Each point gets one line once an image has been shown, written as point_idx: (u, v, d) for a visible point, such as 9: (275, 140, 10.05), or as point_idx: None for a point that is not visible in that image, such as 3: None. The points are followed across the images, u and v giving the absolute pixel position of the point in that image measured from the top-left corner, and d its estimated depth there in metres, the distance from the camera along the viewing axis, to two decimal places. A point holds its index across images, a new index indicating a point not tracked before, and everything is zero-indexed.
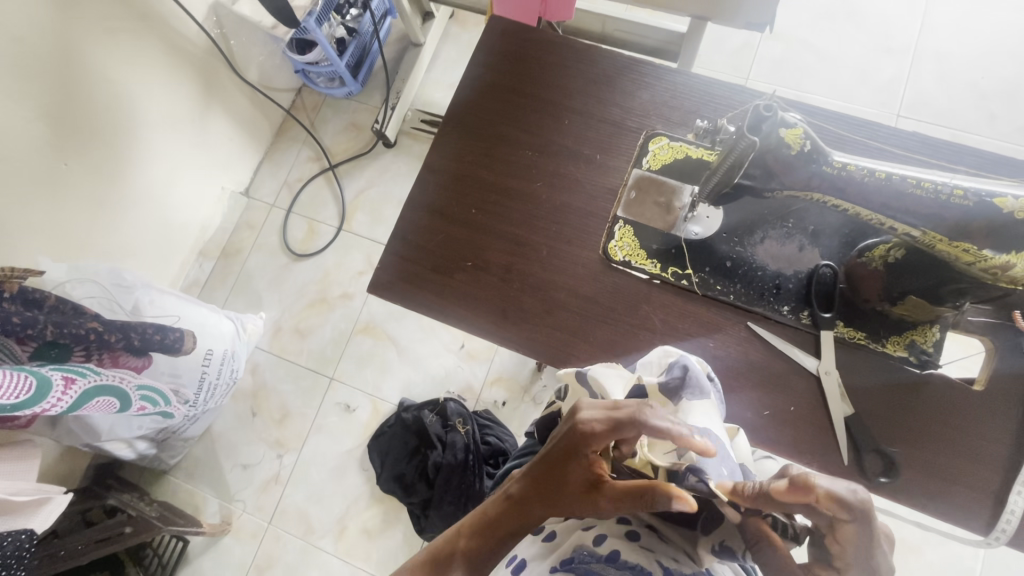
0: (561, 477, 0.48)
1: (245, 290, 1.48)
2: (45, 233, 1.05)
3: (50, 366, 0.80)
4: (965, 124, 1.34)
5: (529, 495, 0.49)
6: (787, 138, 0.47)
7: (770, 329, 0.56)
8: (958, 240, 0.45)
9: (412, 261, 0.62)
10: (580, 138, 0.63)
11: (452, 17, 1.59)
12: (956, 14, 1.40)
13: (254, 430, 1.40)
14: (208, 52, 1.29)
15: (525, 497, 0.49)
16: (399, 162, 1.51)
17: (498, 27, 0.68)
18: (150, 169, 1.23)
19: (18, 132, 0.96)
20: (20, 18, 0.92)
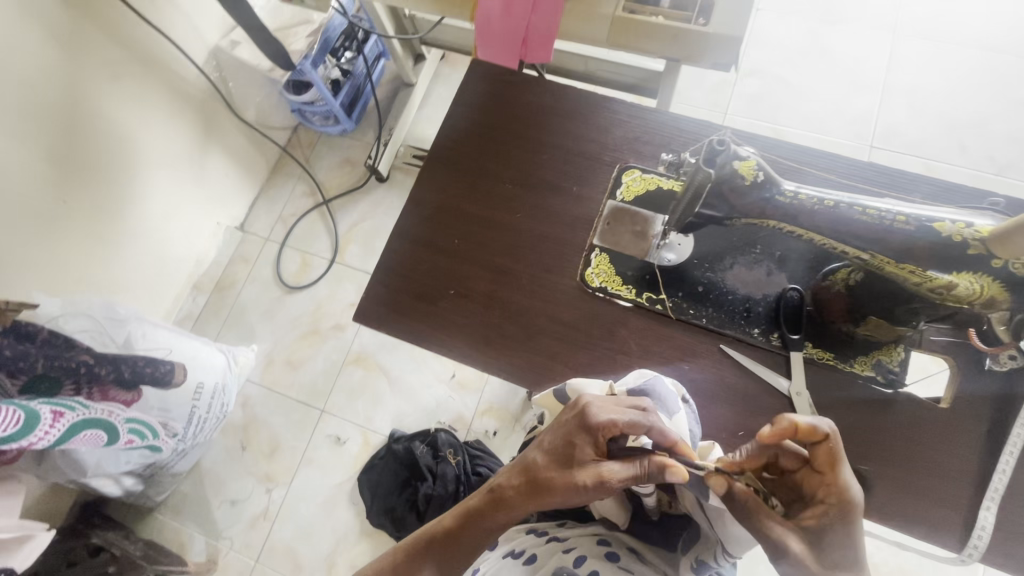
0: (570, 458, 0.50)
1: (238, 322, 1.49)
2: (40, 268, 1.07)
3: (40, 401, 0.81)
4: (935, 154, 1.40)
5: (535, 476, 0.51)
6: (741, 170, 0.50)
7: (743, 351, 0.58)
8: (904, 261, 0.48)
9: (398, 290, 0.64)
10: (556, 171, 0.67)
11: (442, 59, 1.66)
12: (921, 51, 1.47)
13: (243, 464, 1.38)
14: (207, 93, 1.34)
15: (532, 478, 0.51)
16: (392, 196, 1.55)
17: (480, 69, 0.72)
18: (148, 206, 1.26)
19: (19, 171, 0.99)
20: (28, 65, 0.96)
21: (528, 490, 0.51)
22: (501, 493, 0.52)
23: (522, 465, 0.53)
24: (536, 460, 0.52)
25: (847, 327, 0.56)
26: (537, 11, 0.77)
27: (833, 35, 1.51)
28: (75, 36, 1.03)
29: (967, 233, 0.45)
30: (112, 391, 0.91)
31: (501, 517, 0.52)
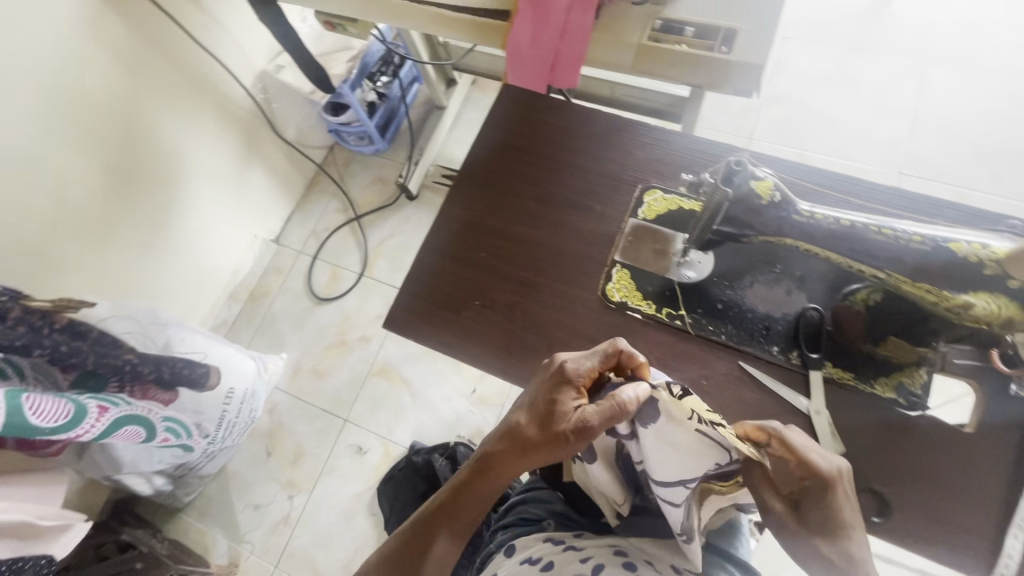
0: (549, 407, 0.53)
1: (270, 331, 1.55)
2: (93, 273, 1.14)
3: (87, 395, 0.86)
4: (967, 182, 1.38)
5: (519, 428, 0.53)
6: (758, 189, 0.52)
7: (760, 368, 0.59)
8: (920, 280, 0.50)
9: (425, 299, 0.67)
10: (581, 190, 0.69)
11: (473, 83, 1.73)
12: (952, 79, 1.47)
13: (267, 470, 1.42)
14: (252, 113, 1.43)
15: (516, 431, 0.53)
16: (420, 214, 1.60)
17: (509, 93, 0.76)
18: (193, 217, 1.34)
19: (79, 182, 1.07)
20: (94, 84, 1.05)
21: (514, 443, 0.53)
22: (490, 451, 0.55)
23: (507, 422, 0.55)
24: (518, 415, 0.55)
25: (867, 347, 0.57)
26: (565, 39, 0.81)
27: (861, 62, 1.52)
28: (137, 60, 1.11)
29: (983, 254, 0.47)
30: (152, 391, 0.96)
31: (495, 475, 0.55)
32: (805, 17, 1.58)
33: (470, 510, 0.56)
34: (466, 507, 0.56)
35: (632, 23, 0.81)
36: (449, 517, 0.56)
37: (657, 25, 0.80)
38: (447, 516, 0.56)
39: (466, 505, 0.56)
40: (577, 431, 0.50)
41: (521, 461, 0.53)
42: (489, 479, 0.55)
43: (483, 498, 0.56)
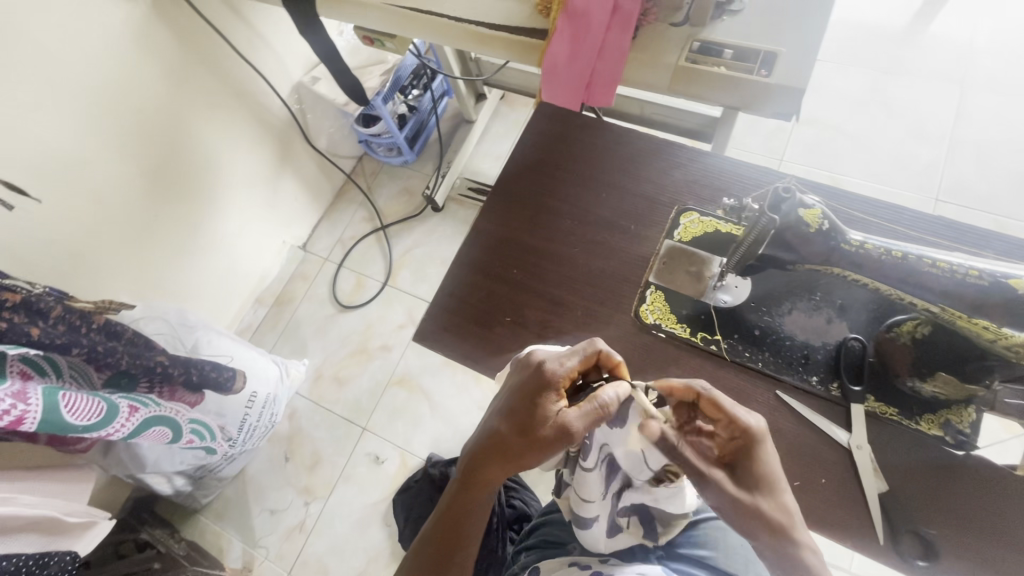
0: (530, 413, 0.52)
1: (293, 336, 1.57)
2: (128, 273, 1.17)
3: (118, 394, 0.88)
4: (1008, 210, 1.34)
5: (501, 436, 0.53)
6: (806, 217, 0.51)
7: (799, 398, 0.57)
8: (976, 316, 0.50)
9: (455, 314, 0.67)
10: (616, 209, 0.69)
11: (502, 98, 1.75)
12: (992, 105, 1.43)
13: (285, 475, 1.43)
14: (286, 123, 1.46)
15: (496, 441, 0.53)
16: (446, 225, 1.62)
17: (545, 111, 0.77)
18: (225, 222, 1.37)
19: (121, 185, 1.10)
20: (140, 92, 1.08)
21: (497, 452, 0.53)
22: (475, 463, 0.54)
23: (488, 431, 0.54)
24: (497, 422, 0.54)
25: (912, 383, 0.55)
26: (602, 59, 0.81)
27: (896, 86, 1.49)
28: (183, 69, 1.15)
29: None
30: (179, 392, 0.98)
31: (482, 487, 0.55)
32: (839, 39, 1.56)
33: (465, 524, 0.56)
34: (461, 520, 0.56)
35: (670, 44, 0.81)
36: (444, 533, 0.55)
37: (694, 47, 0.80)
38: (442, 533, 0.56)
39: (461, 519, 0.56)
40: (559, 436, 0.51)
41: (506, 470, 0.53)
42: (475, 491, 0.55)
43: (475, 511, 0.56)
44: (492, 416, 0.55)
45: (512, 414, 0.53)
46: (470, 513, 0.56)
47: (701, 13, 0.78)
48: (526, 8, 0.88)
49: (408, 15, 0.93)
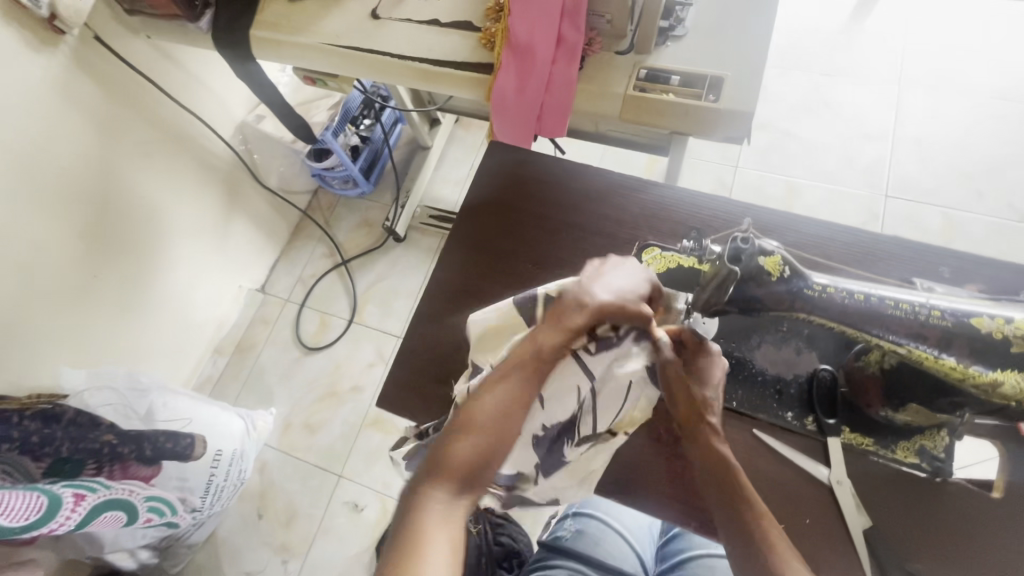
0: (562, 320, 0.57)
1: (258, 385, 1.50)
2: (67, 342, 1.08)
3: (61, 483, 0.81)
4: (954, 202, 1.39)
5: (541, 351, 0.56)
6: (766, 265, 0.50)
7: (777, 436, 0.56)
8: (943, 356, 0.47)
9: (419, 374, 0.65)
10: (577, 250, 0.68)
11: (457, 121, 1.73)
12: (931, 100, 1.48)
13: (260, 533, 1.36)
14: (232, 164, 1.40)
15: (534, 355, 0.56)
16: (409, 256, 1.58)
17: (497, 149, 0.75)
18: (173, 274, 1.29)
19: (55, 251, 1.03)
20: (66, 150, 1.01)
21: (529, 364, 0.56)
22: (505, 380, 0.55)
23: (523, 347, 0.57)
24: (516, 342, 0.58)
25: (885, 413, 0.54)
26: (551, 91, 0.80)
27: (839, 87, 1.53)
28: (113, 123, 1.08)
29: (1009, 330, 0.45)
30: (133, 468, 0.91)
31: (500, 406, 0.54)
32: (781, 45, 1.60)
33: (466, 451, 0.52)
34: (460, 450, 0.52)
35: (617, 73, 0.80)
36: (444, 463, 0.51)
37: (642, 75, 0.79)
38: (437, 460, 0.52)
39: (458, 448, 0.52)
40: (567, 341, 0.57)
41: (538, 383, 0.56)
42: (497, 408, 0.54)
43: (498, 439, 0.53)
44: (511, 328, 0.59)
45: (555, 322, 0.57)
46: (489, 439, 0.53)
47: (646, 40, 0.78)
48: (469, 41, 0.86)
49: (347, 54, 0.89)
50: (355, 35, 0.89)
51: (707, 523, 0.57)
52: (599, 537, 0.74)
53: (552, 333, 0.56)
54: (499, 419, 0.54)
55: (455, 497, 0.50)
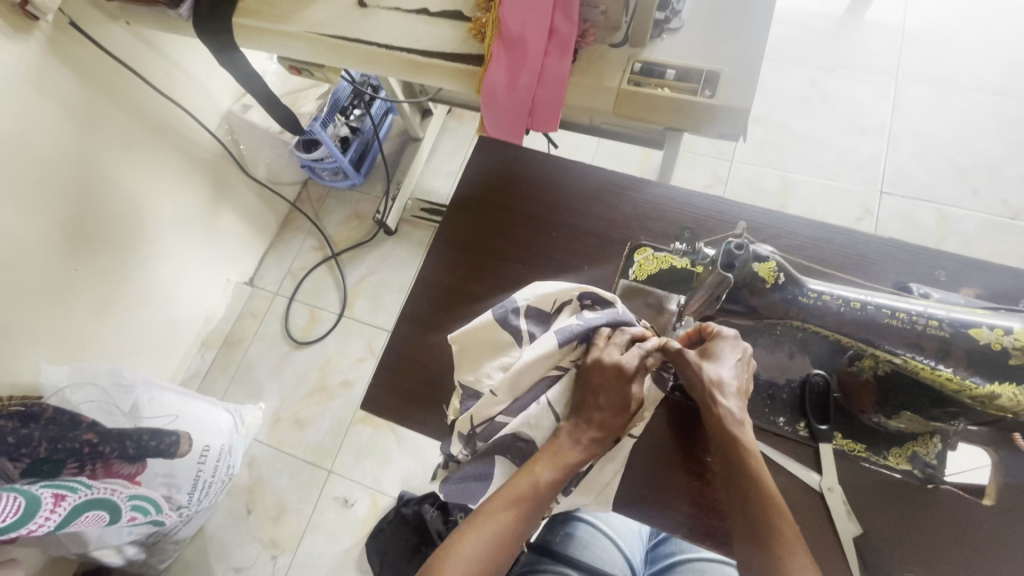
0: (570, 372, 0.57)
1: (246, 380, 1.48)
2: (48, 338, 1.06)
3: (40, 484, 0.79)
4: (948, 198, 1.39)
5: (538, 487, 0.51)
6: (760, 272, 0.49)
7: (768, 442, 0.56)
8: (940, 367, 0.47)
9: (407, 377, 0.64)
10: (568, 250, 0.67)
11: (449, 112, 1.70)
12: (926, 95, 1.47)
13: (248, 528, 1.35)
14: (219, 155, 1.36)
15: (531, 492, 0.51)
16: (400, 249, 1.56)
17: (487, 146, 0.73)
18: (157, 268, 1.27)
19: (33, 245, 1.00)
20: (43, 140, 0.98)
21: (524, 502, 0.50)
22: (499, 513, 0.50)
23: (519, 480, 0.52)
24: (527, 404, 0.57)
25: (878, 419, 0.54)
26: (542, 84, 0.78)
27: (835, 81, 1.52)
28: (90, 112, 1.05)
29: (1007, 341, 0.44)
30: (116, 466, 0.90)
31: (493, 535, 0.49)
32: (778, 37, 1.58)
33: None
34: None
35: (610, 66, 0.78)
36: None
37: (636, 68, 0.77)
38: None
39: (446, 574, 0.47)
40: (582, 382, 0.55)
41: (532, 518, 0.50)
42: (491, 539, 0.49)
43: (489, 568, 0.48)
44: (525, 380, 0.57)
45: (571, 429, 0.54)
46: (481, 565, 0.48)
47: (641, 33, 0.76)
48: (459, 32, 0.83)
49: (333, 44, 0.86)
50: (340, 25, 0.86)
51: (700, 532, 0.57)
52: (590, 542, 0.73)
53: (548, 468, 0.52)
54: (491, 550, 0.49)
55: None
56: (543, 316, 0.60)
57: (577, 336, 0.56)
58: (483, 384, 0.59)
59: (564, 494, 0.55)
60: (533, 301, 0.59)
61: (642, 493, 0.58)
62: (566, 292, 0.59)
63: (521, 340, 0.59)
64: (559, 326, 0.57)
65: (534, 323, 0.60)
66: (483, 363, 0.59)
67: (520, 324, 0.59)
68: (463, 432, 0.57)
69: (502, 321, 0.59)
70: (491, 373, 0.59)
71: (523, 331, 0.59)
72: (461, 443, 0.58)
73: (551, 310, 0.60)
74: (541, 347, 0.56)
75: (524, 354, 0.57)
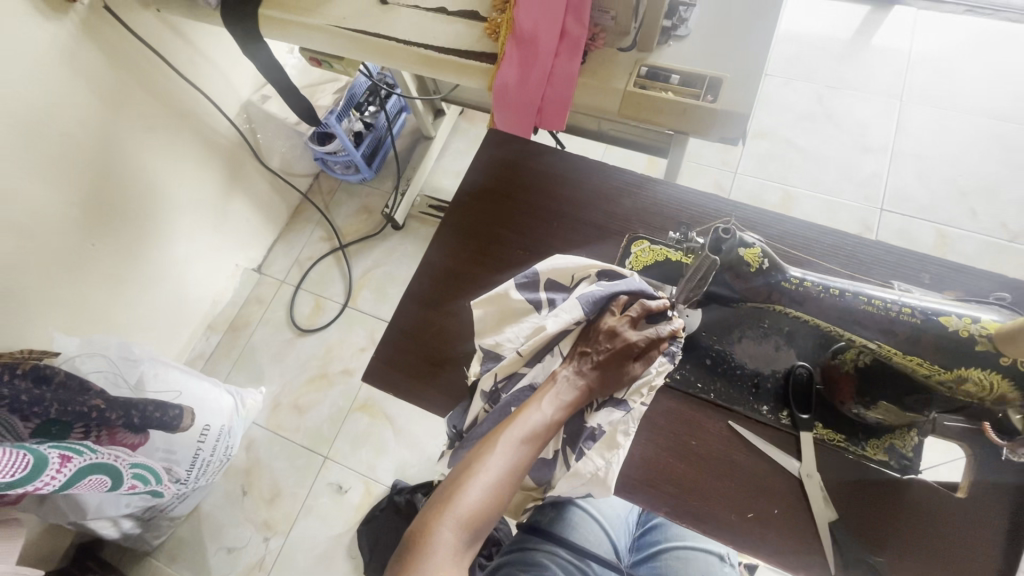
0: (588, 336, 0.59)
1: (248, 364, 1.51)
2: (61, 310, 1.09)
3: (49, 444, 0.82)
4: (948, 218, 1.41)
5: (544, 422, 0.53)
6: (746, 256, 0.53)
7: (747, 427, 0.61)
8: (910, 353, 0.51)
9: (406, 352, 0.67)
10: (569, 240, 0.70)
11: (460, 114, 1.74)
12: (929, 118, 1.50)
13: (242, 510, 1.36)
14: (236, 143, 1.40)
15: (539, 426, 0.52)
16: (407, 244, 1.59)
17: (493, 139, 0.77)
18: (171, 249, 1.30)
19: (53, 216, 1.03)
20: (70, 118, 1.02)
21: (533, 435, 0.52)
22: (509, 445, 0.51)
23: (526, 415, 0.53)
24: (546, 364, 0.60)
25: (857, 410, 0.58)
26: (552, 84, 0.81)
27: (841, 100, 1.55)
28: (118, 94, 1.09)
29: (975, 328, 0.48)
30: (120, 434, 0.93)
31: (505, 465, 0.50)
32: (786, 54, 1.61)
33: (476, 500, 0.48)
34: (468, 499, 0.48)
35: (618, 69, 0.81)
36: (454, 510, 0.47)
37: (642, 72, 0.80)
38: (443, 507, 0.48)
39: (463, 499, 0.48)
40: (596, 343, 0.57)
41: (539, 450, 0.52)
42: (503, 468, 0.50)
43: (502, 495, 0.49)
44: (540, 343, 0.58)
45: (576, 384, 0.56)
46: (496, 491, 0.49)
47: (649, 38, 0.79)
48: (475, 31, 0.87)
49: (353, 38, 0.90)
50: (362, 19, 0.90)
51: (681, 512, 0.58)
52: (579, 524, 0.74)
53: (551, 404, 0.54)
54: (504, 478, 0.50)
55: (464, 545, 0.46)
56: (562, 287, 0.62)
57: (599, 301, 0.58)
58: (504, 347, 0.60)
59: (573, 458, 0.56)
60: (552, 272, 0.62)
61: (631, 476, 0.59)
62: (585, 268, 0.61)
63: (541, 306, 0.61)
64: (580, 293, 0.59)
65: (554, 292, 0.62)
66: (506, 328, 0.61)
67: (540, 294, 0.61)
68: (486, 389, 0.59)
69: (521, 288, 0.62)
70: (512, 337, 0.60)
71: (544, 299, 0.61)
72: (483, 400, 0.59)
73: (570, 283, 0.62)
74: (566, 313, 0.58)
75: (552, 320, 0.58)
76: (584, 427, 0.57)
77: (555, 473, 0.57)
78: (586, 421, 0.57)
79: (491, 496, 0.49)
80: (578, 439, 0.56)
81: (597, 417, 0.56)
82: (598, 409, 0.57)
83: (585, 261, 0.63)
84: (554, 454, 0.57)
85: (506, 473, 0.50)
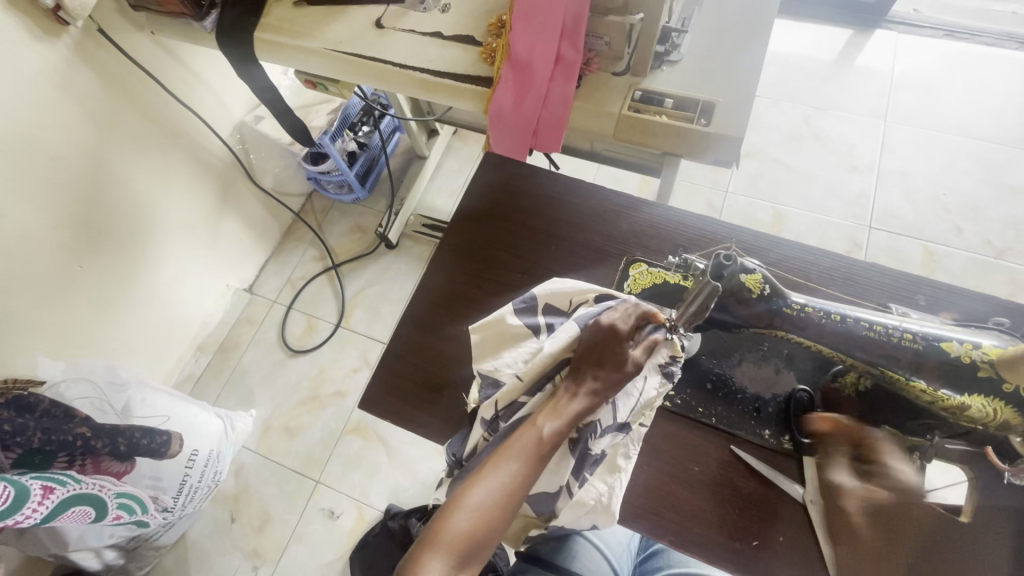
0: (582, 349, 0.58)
1: (238, 386, 1.48)
2: (47, 335, 1.07)
3: (31, 475, 0.80)
4: (934, 235, 1.43)
5: (540, 440, 0.52)
6: (747, 283, 0.54)
7: (749, 452, 0.61)
8: (913, 377, 0.51)
9: (404, 378, 0.66)
10: (567, 262, 0.70)
11: (454, 133, 1.75)
12: (913, 137, 1.53)
13: (231, 538, 1.33)
14: (228, 163, 1.40)
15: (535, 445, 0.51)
16: (400, 263, 1.58)
17: (490, 162, 0.77)
18: (162, 269, 1.29)
19: (40, 239, 1.02)
20: (59, 139, 1.00)
21: (530, 454, 0.51)
22: (505, 466, 0.50)
23: (523, 435, 0.52)
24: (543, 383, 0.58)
25: None
26: (547, 107, 0.81)
27: (828, 120, 1.58)
28: (109, 115, 1.09)
29: (976, 354, 0.49)
30: (105, 463, 0.90)
31: (500, 486, 0.49)
32: (773, 75, 1.65)
33: (468, 522, 0.47)
34: (459, 521, 0.47)
35: (612, 93, 0.82)
36: (445, 534, 0.46)
37: (636, 96, 0.81)
38: (435, 532, 0.47)
39: (454, 522, 0.47)
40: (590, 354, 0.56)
41: (537, 470, 0.51)
42: (497, 490, 0.49)
43: (496, 517, 0.48)
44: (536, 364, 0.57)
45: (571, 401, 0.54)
46: (490, 513, 0.48)
47: (642, 64, 0.80)
48: (470, 55, 0.87)
49: (349, 61, 0.90)
50: (359, 43, 0.91)
51: (684, 540, 0.57)
52: (581, 554, 0.72)
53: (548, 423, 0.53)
54: (497, 500, 0.49)
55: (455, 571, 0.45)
56: (560, 311, 0.62)
57: None
58: (502, 372, 0.59)
59: (576, 485, 0.55)
60: (551, 296, 0.61)
61: (634, 504, 0.58)
62: (583, 292, 0.61)
63: (540, 331, 0.61)
64: (578, 316, 0.59)
65: (552, 316, 0.61)
66: (505, 353, 0.60)
67: (538, 318, 0.61)
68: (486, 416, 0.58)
69: (520, 313, 0.61)
70: (511, 361, 0.59)
71: (542, 323, 0.61)
72: (482, 428, 0.58)
73: (568, 307, 0.62)
74: (564, 334, 0.58)
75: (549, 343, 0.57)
76: (589, 454, 0.55)
77: (558, 502, 0.55)
78: (590, 449, 0.55)
79: (483, 518, 0.48)
80: (581, 465, 0.55)
81: (601, 443, 0.55)
82: (603, 434, 0.56)
83: (584, 284, 0.63)
84: (558, 485, 0.55)
85: (500, 492, 0.49)
